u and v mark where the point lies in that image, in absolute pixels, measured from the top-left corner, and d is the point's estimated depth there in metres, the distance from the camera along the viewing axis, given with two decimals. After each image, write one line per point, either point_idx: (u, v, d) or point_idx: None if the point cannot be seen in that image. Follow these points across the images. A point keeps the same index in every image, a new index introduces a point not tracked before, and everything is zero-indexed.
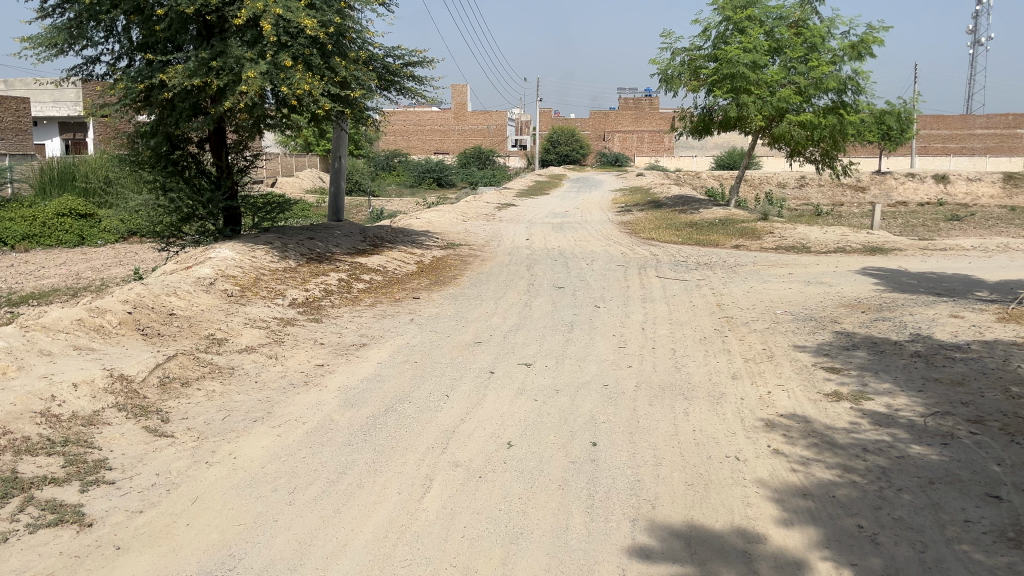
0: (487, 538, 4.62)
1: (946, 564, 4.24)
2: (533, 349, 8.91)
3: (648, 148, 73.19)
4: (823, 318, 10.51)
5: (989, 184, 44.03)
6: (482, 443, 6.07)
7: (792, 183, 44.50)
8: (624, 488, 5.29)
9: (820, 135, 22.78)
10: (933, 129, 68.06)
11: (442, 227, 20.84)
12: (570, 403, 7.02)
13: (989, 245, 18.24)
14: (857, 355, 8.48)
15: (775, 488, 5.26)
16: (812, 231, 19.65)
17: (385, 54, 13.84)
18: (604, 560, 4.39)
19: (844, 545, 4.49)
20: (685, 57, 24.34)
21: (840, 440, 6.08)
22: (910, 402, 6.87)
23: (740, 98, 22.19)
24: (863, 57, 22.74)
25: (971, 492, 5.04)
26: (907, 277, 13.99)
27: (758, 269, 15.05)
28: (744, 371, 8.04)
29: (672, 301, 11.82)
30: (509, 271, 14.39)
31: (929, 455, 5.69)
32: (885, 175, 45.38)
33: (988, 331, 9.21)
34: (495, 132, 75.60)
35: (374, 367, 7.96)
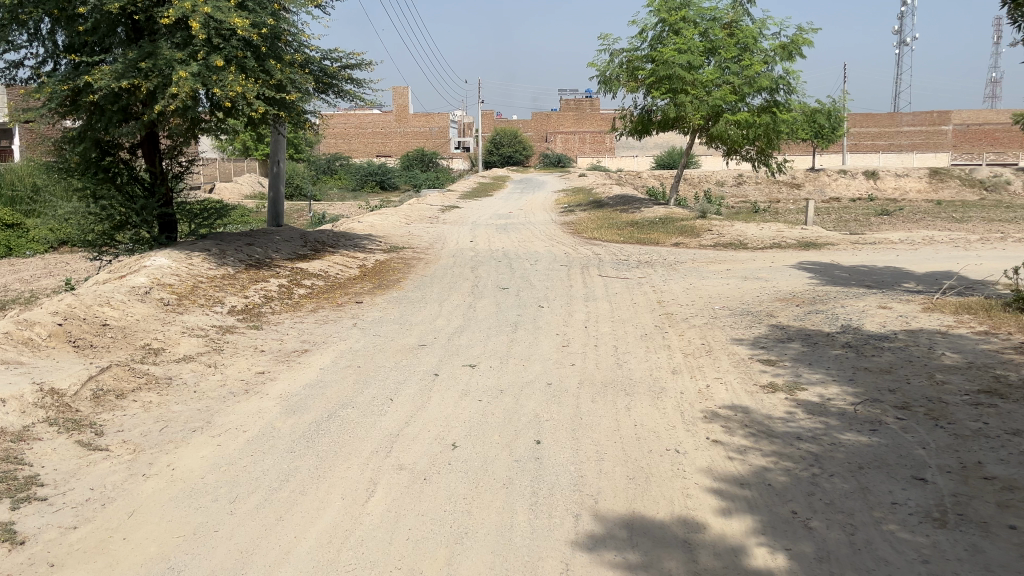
0: (431, 539, 4.64)
1: (875, 546, 4.40)
2: (477, 350, 8.95)
3: (590, 148, 73.98)
4: (759, 312, 10.79)
5: (916, 180, 45.70)
6: (427, 445, 6.09)
7: (729, 181, 45.48)
8: (567, 484, 5.36)
9: (754, 134, 23.36)
10: (862, 126, 70.31)
11: (384, 230, 20.74)
12: (514, 402, 7.08)
13: (916, 238, 18.94)
14: (791, 347, 8.74)
15: (714, 479, 5.40)
16: (749, 228, 20.13)
17: (322, 57, 13.73)
18: (548, 555, 4.45)
19: (780, 531, 4.63)
20: (623, 58, 24.63)
21: (774, 430, 6.26)
22: (841, 391, 7.12)
23: (677, 99, 22.58)
24: (794, 57, 23.38)
25: (898, 475, 5.26)
26: (839, 270, 14.46)
27: (697, 266, 15.36)
28: (684, 366, 8.22)
29: (613, 299, 11.99)
30: (453, 273, 14.40)
31: (859, 441, 5.90)
32: (818, 172, 46.72)
33: (913, 321, 9.60)
34: (438, 134, 75.40)
35: (316, 373, 7.88)
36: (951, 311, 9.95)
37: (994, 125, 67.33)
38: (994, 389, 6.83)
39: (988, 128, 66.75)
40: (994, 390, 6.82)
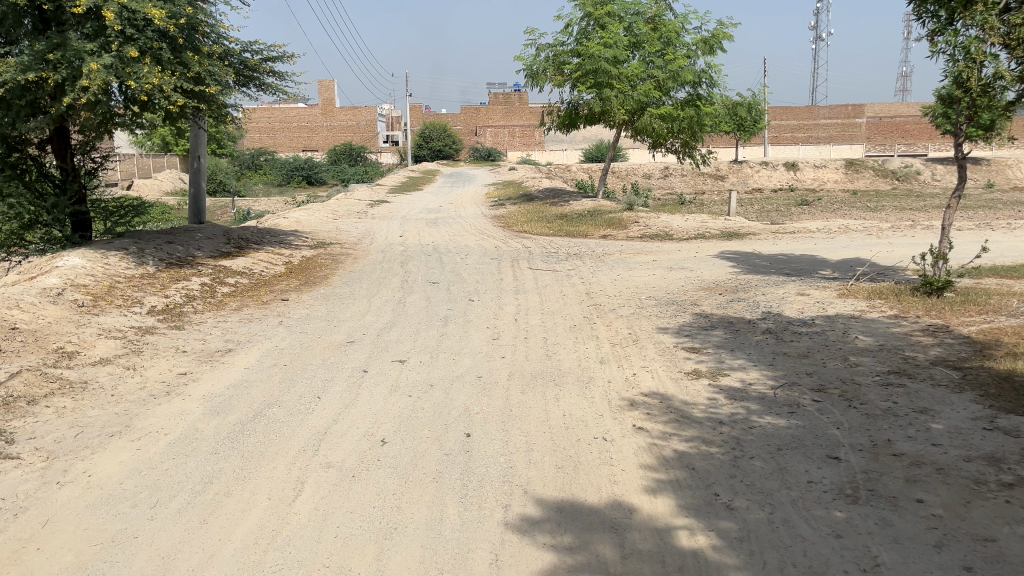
0: (361, 536, 4.61)
1: (792, 523, 4.57)
2: (406, 345, 8.91)
3: (519, 142, 74.22)
4: (683, 301, 11.03)
5: (833, 171, 47.33)
6: (355, 442, 6.04)
7: (656, 173, 46.29)
8: (496, 476, 5.39)
9: (679, 127, 23.85)
10: (782, 119, 72.44)
11: (311, 226, 20.40)
12: (444, 396, 7.08)
13: (833, 227, 19.65)
14: (714, 335, 8.97)
15: (640, 464, 5.51)
16: (675, 220, 20.53)
17: (242, 49, 13.42)
18: (477, 546, 4.47)
19: (703, 512, 4.75)
20: (549, 53, 24.75)
21: (698, 415, 6.43)
22: (761, 376, 7.36)
23: (603, 93, 22.83)
24: (715, 51, 23.92)
25: (814, 455, 5.47)
26: (760, 259, 14.90)
27: (625, 257, 15.61)
28: (612, 356, 8.35)
29: (543, 291, 12.07)
30: (383, 268, 14.28)
31: (778, 424, 6.11)
32: (741, 164, 47.94)
33: (829, 306, 9.98)
34: (365, 128, 74.47)
35: (241, 373, 7.72)
36: (864, 297, 10.36)
37: (904, 118, 70.23)
38: (902, 370, 7.16)
39: (899, 121, 69.59)
40: (902, 371, 7.15)
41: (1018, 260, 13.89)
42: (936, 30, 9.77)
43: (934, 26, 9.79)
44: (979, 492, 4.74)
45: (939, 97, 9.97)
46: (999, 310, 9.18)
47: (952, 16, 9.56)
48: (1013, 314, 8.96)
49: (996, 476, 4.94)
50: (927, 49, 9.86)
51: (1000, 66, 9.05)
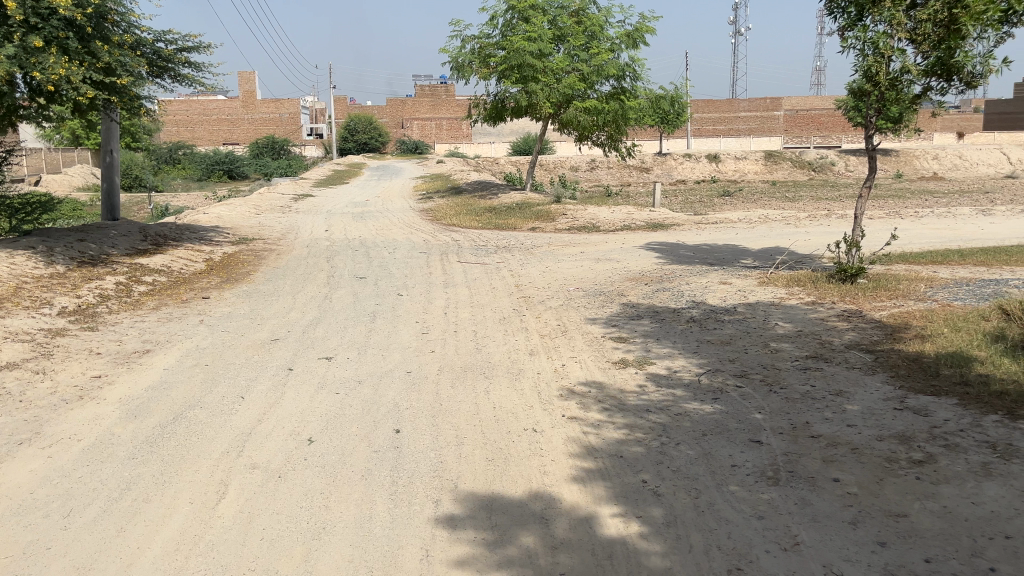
0: (288, 537, 4.52)
1: (717, 507, 4.68)
2: (333, 341, 8.77)
3: (446, 135, 73.88)
4: (611, 291, 11.16)
5: (754, 162, 48.61)
6: (282, 442, 5.91)
7: (583, 165, 46.72)
8: (426, 471, 5.36)
9: (604, 120, 24.13)
10: (703, 112, 74.01)
11: (232, 221, 19.84)
12: (372, 393, 6.99)
13: (753, 218, 20.18)
14: (641, 324, 9.12)
15: (569, 454, 5.56)
16: (601, 211, 20.75)
17: (154, 39, 12.93)
18: (407, 543, 4.44)
19: (630, 499, 4.82)
20: (474, 45, 24.65)
21: (626, 403, 6.53)
22: (686, 363, 7.51)
23: (528, 86, 22.92)
24: (638, 45, 24.24)
25: (737, 439, 5.62)
26: (685, 250, 15.20)
27: (553, 249, 15.71)
28: (541, 347, 8.39)
29: (472, 284, 12.04)
30: (308, 264, 14.01)
31: (703, 409, 6.25)
32: (665, 156, 48.78)
33: (751, 294, 10.26)
34: (288, 120, 72.92)
35: (159, 374, 7.47)
36: (783, 285, 10.67)
37: (819, 111, 72.64)
38: (820, 354, 7.41)
39: (814, 114, 71.97)
40: (819, 355, 7.40)
41: (925, 247, 14.55)
42: (846, 26, 10.10)
43: (844, 22, 10.12)
44: (892, 469, 4.95)
45: (851, 91, 10.32)
46: (909, 295, 9.59)
47: (861, 13, 9.90)
48: (920, 299, 9.37)
49: (907, 454, 5.16)
50: (838, 44, 10.18)
51: (907, 61, 9.45)
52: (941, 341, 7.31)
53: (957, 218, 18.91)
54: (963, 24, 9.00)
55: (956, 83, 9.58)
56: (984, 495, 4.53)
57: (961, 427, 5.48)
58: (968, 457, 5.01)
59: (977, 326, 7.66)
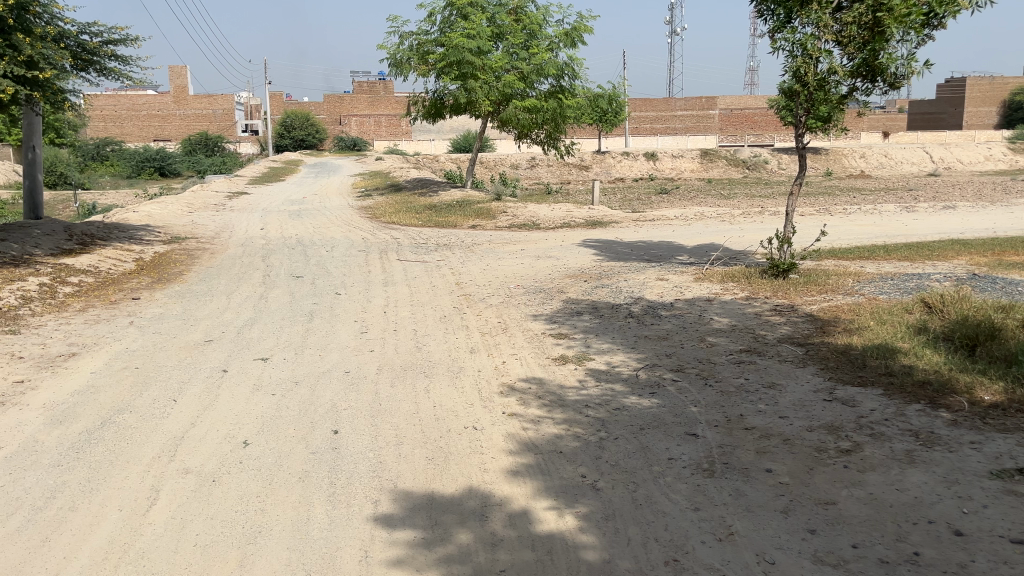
0: (222, 543, 4.42)
1: (654, 499, 4.75)
2: (269, 342, 8.60)
3: (385, 132, 73.35)
4: (551, 288, 11.23)
5: (690, 160, 49.47)
6: (216, 445, 5.78)
7: (523, 163, 46.89)
8: (365, 471, 5.31)
9: (543, 118, 24.29)
10: (641, 111, 75.02)
11: (163, 220, 19.29)
12: (310, 394, 6.89)
13: (690, 215, 20.53)
14: (581, 320, 9.20)
15: (509, 450, 5.58)
16: (541, 209, 20.86)
17: (79, 31, 12.50)
18: (347, 543, 4.40)
19: (570, 494, 4.85)
20: (413, 41, 24.45)
21: (566, 399, 6.58)
22: (625, 358, 7.62)
23: (468, 84, 22.84)
24: (577, 44, 24.42)
25: (674, 432, 5.71)
26: (623, 247, 15.39)
27: (493, 247, 15.73)
28: (481, 344, 8.38)
29: (412, 283, 11.96)
30: (243, 263, 13.71)
31: (641, 404, 6.34)
32: (604, 154, 49.25)
33: (687, 290, 10.45)
34: (222, 117, 71.34)
35: (86, 378, 7.22)
36: (718, 280, 10.89)
37: (753, 110, 74.37)
38: (753, 348, 7.59)
39: (748, 113, 73.68)
40: (753, 349, 7.58)
41: (852, 243, 15.04)
42: (776, 28, 10.35)
43: (773, 24, 10.36)
44: (821, 459, 5.10)
45: (781, 90, 10.58)
46: (837, 289, 9.89)
47: (790, 15, 10.15)
48: (848, 293, 9.68)
49: (835, 443, 5.32)
50: (769, 45, 10.43)
51: (834, 62, 9.73)
52: (867, 333, 7.57)
53: (882, 215, 19.58)
54: (886, 27, 9.30)
55: (880, 84, 9.91)
56: (908, 482, 4.70)
57: (886, 416, 5.69)
58: (893, 446, 5.20)
59: (902, 319, 7.95)
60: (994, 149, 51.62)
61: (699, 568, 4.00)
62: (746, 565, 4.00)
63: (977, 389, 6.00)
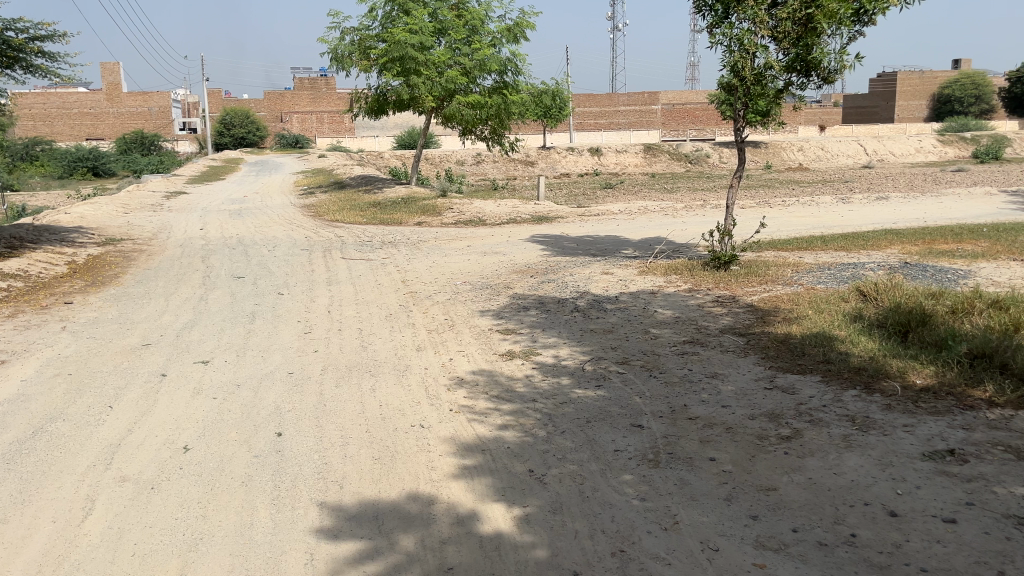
0: (162, 551, 4.31)
1: (601, 492, 4.78)
2: (210, 344, 8.41)
3: (327, 129, 72.58)
4: (497, 284, 11.22)
5: (634, 155, 49.98)
6: (155, 451, 5.63)
7: (468, 160, 46.84)
8: (310, 473, 5.24)
9: (487, 114, 24.26)
10: (584, 107, 75.58)
11: (97, 221, 18.69)
12: (252, 396, 6.76)
13: (634, 209, 20.74)
14: (528, 315, 9.22)
15: (456, 448, 5.56)
16: (487, 205, 20.84)
17: (4, 27, 12.02)
18: (292, 547, 4.33)
19: (517, 490, 4.86)
20: (354, 37, 24.15)
21: (513, 393, 6.59)
22: (571, 351, 7.66)
23: (410, 80, 22.67)
24: (519, 40, 24.46)
25: (620, 424, 5.76)
26: (568, 241, 15.47)
27: (439, 244, 15.66)
28: (428, 342, 8.34)
29: (357, 281, 11.82)
30: (182, 264, 13.38)
31: (588, 396, 6.38)
32: (549, 150, 49.45)
33: (631, 283, 10.55)
34: (158, 114, 69.53)
35: (16, 387, 6.95)
36: (661, 273, 11.03)
37: (694, 105, 75.50)
38: (696, 339, 7.71)
39: (689, 108, 74.78)
40: (695, 340, 7.70)
41: (791, 234, 15.38)
42: (714, 23, 10.49)
43: (711, 19, 10.50)
44: (762, 446, 5.20)
45: (720, 85, 10.74)
46: (777, 280, 10.11)
47: (727, 10, 10.29)
48: (787, 283, 9.90)
49: (776, 430, 5.44)
50: (707, 41, 10.58)
51: (770, 57, 9.95)
52: (806, 322, 7.75)
53: (819, 206, 20.07)
54: (819, 23, 9.52)
55: (815, 78, 10.15)
56: (845, 466, 4.83)
57: (824, 402, 5.83)
58: (831, 431, 5.34)
59: (839, 308, 8.14)
60: (924, 142, 53.27)
61: (645, 558, 4.04)
62: (692, 554, 4.05)
63: (909, 373, 6.20)
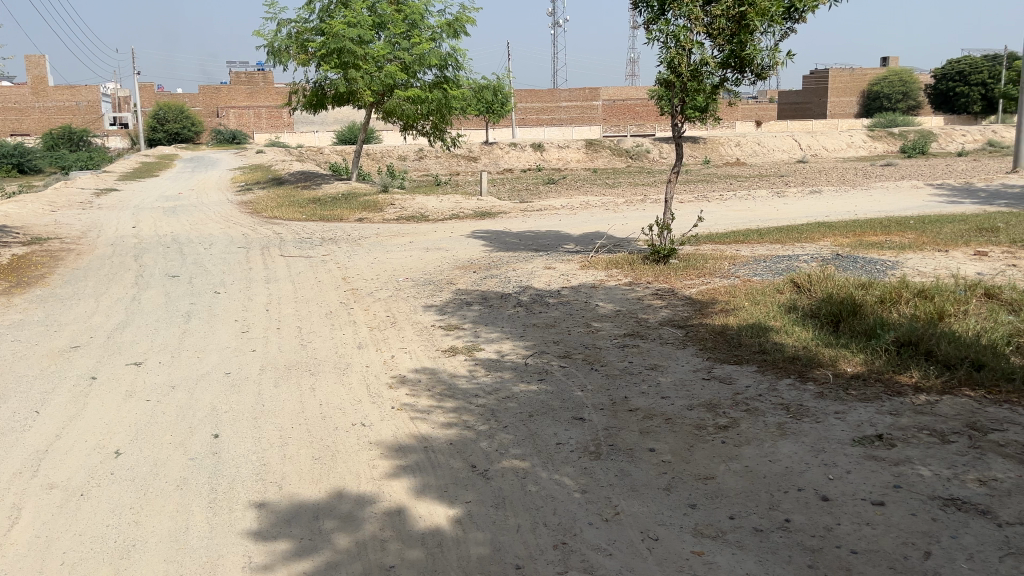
0: (92, 560, 4.18)
1: (543, 485, 4.80)
2: (143, 346, 8.17)
3: (266, 124, 71.12)
4: (440, 280, 11.17)
5: (575, 150, 50.31)
6: (84, 456, 5.45)
7: (410, 155, 46.48)
8: (249, 475, 5.14)
9: (427, 109, 24.11)
10: (526, 102, 75.82)
11: (21, 220, 17.97)
12: (188, 398, 6.59)
13: (576, 204, 20.87)
14: (470, 311, 9.20)
15: (397, 446, 5.51)
16: (429, 201, 20.71)
17: None
18: (228, 550, 4.24)
19: (458, 486, 4.85)
20: (291, 29, 23.72)
21: (456, 389, 6.58)
22: (514, 346, 7.67)
23: (349, 74, 22.37)
24: (459, 35, 24.37)
25: (562, 417, 5.79)
26: (511, 237, 15.49)
27: (381, 240, 15.51)
28: (369, 340, 8.25)
29: (296, 279, 11.62)
30: (113, 263, 12.98)
31: (531, 390, 6.40)
32: (491, 145, 49.43)
33: (573, 278, 10.62)
34: (87, 109, 67.28)
35: None
36: (603, 267, 11.13)
37: (635, 101, 76.42)
38: (636, 332, 7.79)
39: (630, 104, 75.66)
40: (636, 333, 7.79)
41: (728, 228, 15.68)
42: (651, 19, 10.59)
43: (648, 15, 10.60)
44: (700, 436, 5.29)
45: (658, 80, 10.87)
46: (715, 272, 10.29)
47: (663, 7, 10.40)
48: (725, 276, 10.08)
49: (714, 420, 5.54)
50: (644, 36, 10.69)
51: (705, 54, 10.10)
52: (742, 313, 7.91)
53: (755, 200, 20.52)
54: (751, 21, 9.73)
55: (749, 74, 10.36)
56: (779, 453, 4.95)
57: (760, 392, 5.96)
58: (767, 419, 5.46)
59: (774, 299, 8.33)
60: (855, 137, 54.89)
61: (587, 549, 4.08)
62: (632, 543, 4.10)
63: (841, 361, 6.39)
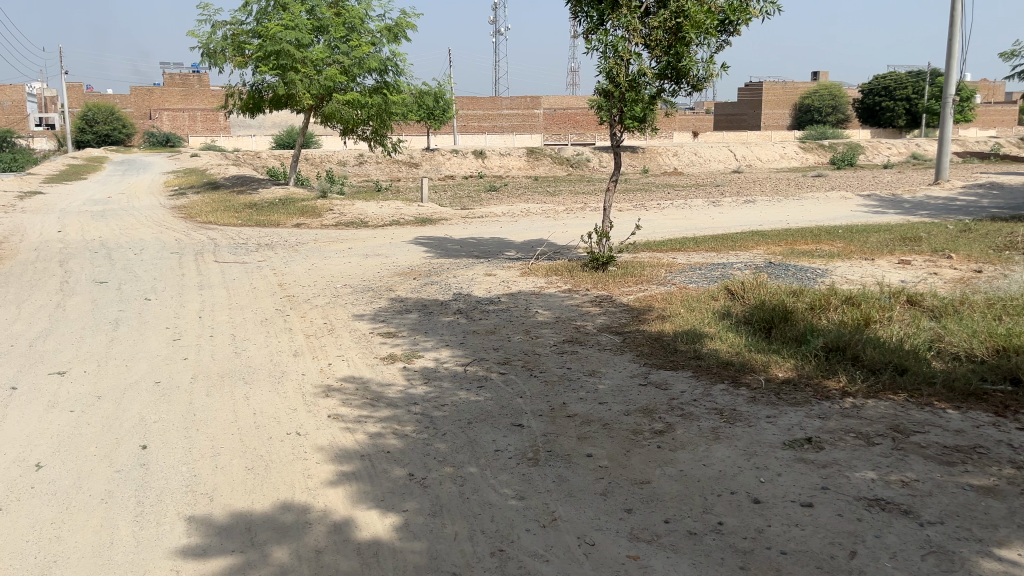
0: None
1: (482, 493, 4.78)
2: (67, 355, 7.86)
3: (201, 127, 69.36)
4: (378, 287, 11.07)
5: (517, 158, 50.54)
6: (3, 470, 5.21)
7: (350, 160, 45.98)
8: (178, 486, 5.00)
9: (368, 113, 23.89)
10: (468, 109, 75.80)
11: None
12: (115, 408, 6.37)
13: (516, 211, 20.96)
14: (408, 318, 9.13)
15: (333, 454, 5.43)
16: (369, 206, 20.52)
17: None
18: (154, 566, 4.11)
19: (396, 494, 4.80)
20: (227, 31, 23.21)
21: (394, 397, 6.52)
22: (452, 354, 7.64)
23: (287, 76, 22.00)
24: (399, 40, 24.24)
25: (500, 424, 5.79)
26: (451, 243, 15.45)
27: (319, 246, 15.30)
28: (306, 347, 8.10)
29: (231, 285, 11.36)
30: (37, 269, 12.48)
31: (469, 398, 6.39)
32: (433, 151, 49.30)
33: (513, 285, 10.64)
34: (11, 109, 64.78)
35: None
36: (543, 275, 11.18)
37: (576, 110, 77.13)
38: (575, 338, 7.86)
39: (571, 112, 76.35)
40: (574, 339, 7.84)
41: (665, 236, 15.95)
42: (590, 29, 10.71)
43: (588, 25, 10.70)
44: (637, 441, 5.36)
45: (597, 90, 10.97)
46: (652, 280, 10.44)
47: (602, 17, 10.52)
48: (661, 283, 10.25)
49: (649, 425, 5.60)
50: (584, 46, 10.79)
51: (643, 64, 10.25)
52: (678, 320, 8.04)
53: (691, 208, 20.92)
54: (687, 33, 9.94)
55: (685, 85, 10.58)
56: (713, 457, 5.03)
57: (695, 397, 6.07)
58: (701, 424, 5.55)
59: (709, 306, 8.49)
60: (788, 148, 56.45)
61: (524, 556, 4.08)
62: (568, 549, 4.12)
63: (773, 366, 6.54)
